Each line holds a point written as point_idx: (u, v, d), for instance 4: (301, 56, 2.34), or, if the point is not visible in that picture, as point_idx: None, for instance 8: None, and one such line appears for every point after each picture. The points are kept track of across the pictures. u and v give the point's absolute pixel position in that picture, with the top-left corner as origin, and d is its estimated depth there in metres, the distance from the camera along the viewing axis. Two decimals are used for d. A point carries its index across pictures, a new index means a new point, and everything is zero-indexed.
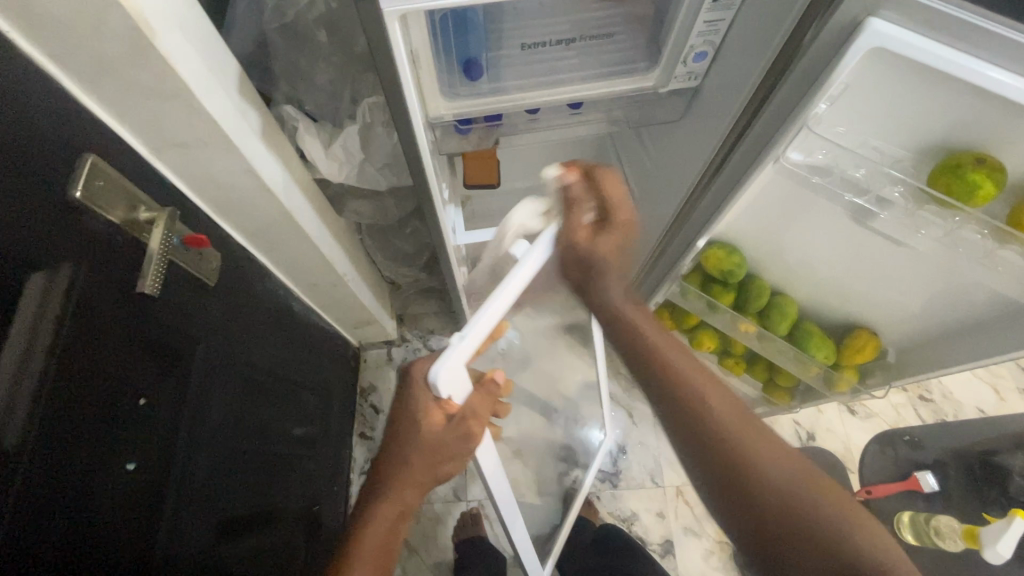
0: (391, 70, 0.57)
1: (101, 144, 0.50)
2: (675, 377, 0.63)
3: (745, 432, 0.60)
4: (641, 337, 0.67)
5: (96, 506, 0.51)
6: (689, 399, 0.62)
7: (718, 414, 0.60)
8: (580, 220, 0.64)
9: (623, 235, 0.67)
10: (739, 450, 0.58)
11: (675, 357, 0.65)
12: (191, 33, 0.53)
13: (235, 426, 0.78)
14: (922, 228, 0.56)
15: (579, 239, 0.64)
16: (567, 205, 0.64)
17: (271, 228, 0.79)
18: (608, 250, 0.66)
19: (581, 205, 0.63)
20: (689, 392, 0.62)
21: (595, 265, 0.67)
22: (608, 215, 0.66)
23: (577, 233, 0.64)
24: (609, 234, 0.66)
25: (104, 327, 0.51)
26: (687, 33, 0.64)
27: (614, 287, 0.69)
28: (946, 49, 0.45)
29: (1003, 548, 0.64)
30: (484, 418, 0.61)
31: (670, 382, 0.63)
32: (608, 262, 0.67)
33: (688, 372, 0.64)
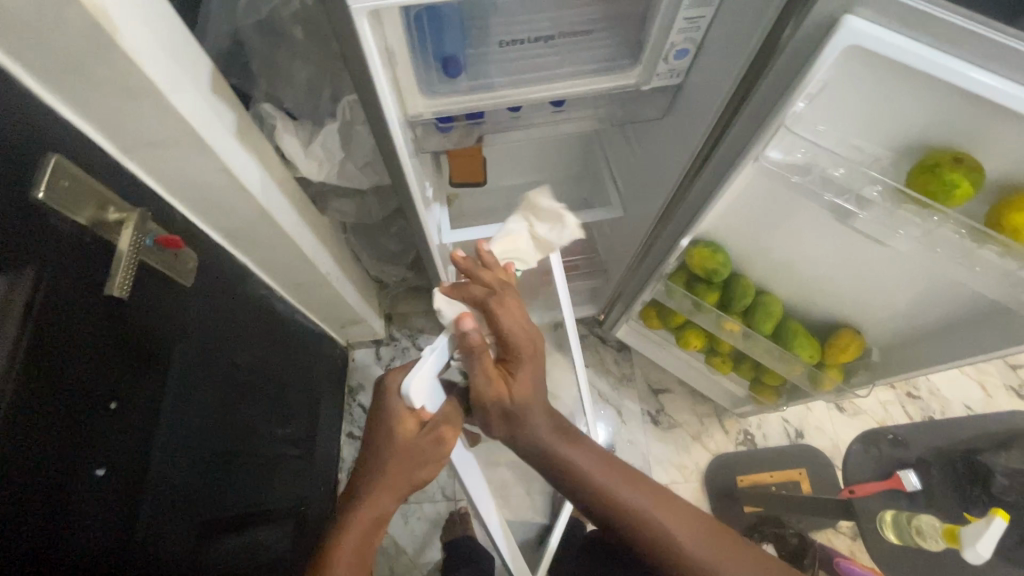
0: (365, 68, 0.56)
1: (67, 144, 0.49)
2: (616, 507, 0.62)
3: (701, 546, 0.60)
4: (571, 468, 0.65)
5: (67, 516, 0.50)
6: (638, 527, 0.61)
7: (673, 533, 0.61)
8: (490, 371, 0.60)
9: (534, 364, 0.65)
10: (702, 570, 0.59)
11: (610, 486, 0.64)
12: (157, 30, 0.52)
13: (215, 428, 0.77)
14: (901, 227, 0.56)
15: (494, 391, 0.61)
16: (469, 354, 0.59)
17: (250, 228, 0.78)
18: (525, 391, 0.64)
19: (484, 354, 0.59)
20: (635, 522, 0.62)
21: (520, 411, 0.64)
22: (514, 352, 0.63)
23: (483, 382, 0.60)
24: (522, 367, 0.64)
25: (71, 331, 0.50)
26: (667, 30, 0.64)
27: (543, 423, 0.65)
28: (923, 47, 0.44)
29: (982, 548, 0.63)
30: (456, 425, 0.65)
31: (615, 519, 0.62)
32: (532, 398, 0.65)
33: (627, 499, 0.63)
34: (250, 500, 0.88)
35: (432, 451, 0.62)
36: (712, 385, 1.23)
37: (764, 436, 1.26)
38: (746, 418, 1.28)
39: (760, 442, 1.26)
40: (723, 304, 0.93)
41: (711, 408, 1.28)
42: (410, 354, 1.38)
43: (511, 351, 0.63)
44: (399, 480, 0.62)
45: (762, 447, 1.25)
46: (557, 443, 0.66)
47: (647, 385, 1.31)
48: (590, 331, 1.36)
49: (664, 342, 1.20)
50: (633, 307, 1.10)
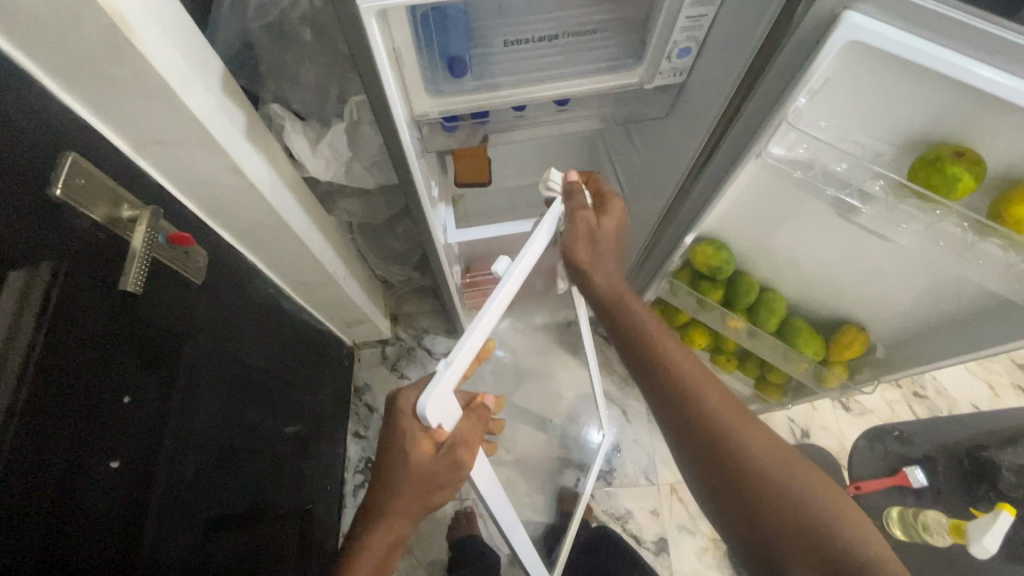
0: (372, 68, 0.57)
1: (82, 142, 0.50)
2: (665, 364, 0.65)
3: (740, 427, 0.60)
4: (630, 324, 0.70)
5: (82, 506, 0.51)
6: (679, 385, 0.63)
7: (709, 397, 0.62)
8: (584, 205, 0.69)
9: (620, 224, 0.73)
10: (723, 433, 0.59)
11: (662, 349, 0.67)
12: (170, 31, 0.53)
13: (224, 425, 0.78)
14: (903, 222, 0.56)
15: (585, 215, 0.69)
16: (569, 196, 0.70)
17: (259, 227, 0.79)
18: (612, 232, 0.72)
19: (581, 194, 0.70)
20: (679, 379, 0.64)
21: (603, 240, 0.71)
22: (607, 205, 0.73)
23: (576, 216, 0.70)
24: (611, 214, 0.72)
25: (86, 325, 0.51)
26: (670, 29, 0.65)
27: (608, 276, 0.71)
28: (924, 42, 0.44)
29: (989, 542, 0.64)
30: (473, 444, 0.60)
31: (659, 371, 0.65)
32: (609, 245, 0.72)
33: (679, 359, 0.66)
34: (258, 497, 0.89)
35: (450, 473, 0.59)
36: (718, 384, 1.23)
37: None
38: (751, 418, 1.28)
39: None
40: (727, 302, 0.93)
41: None
42: (415, 354, 1.39)
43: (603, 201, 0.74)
44: (415, 503, 0.63)
45: None
46: (627, 296, 0.72)
47: None
48: (595, 331, 1.36)
49: None
50: (637, 306, 1.11)
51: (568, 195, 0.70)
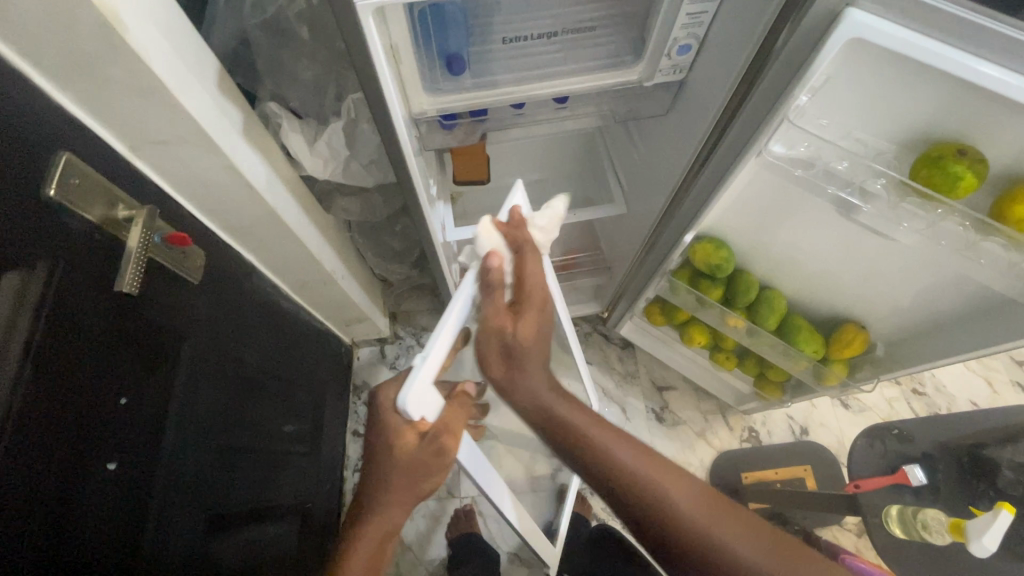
0: (369, 66, 0.56)
1: (78, 143, 0.50)
2: (622, 474, 0.60)
3: (703, 514, 0.58)
4: (570, 434, 0.62)
5: (80, 509, 0.51)
6: (643, 491, 0.59)
7: (673, 501, 0.58)
8: (499, 302, 0.58)
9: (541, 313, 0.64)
10: (700, 537, 0.56)
11: (610, 458, 0.60)
12: (166, 29, 0.53)
13: (223, 425, 0.78)
14: (904, 220, 0.56)
15: (501, 321, 0.59)
16: (486, 288, 0.58)
17: (257, 227, 0.79)
18: (529, 334, 0.61)
19: (500, 289, 0.58)
20: (640, 485, 0.59)
21: (524, 350, 0.61)
22: (525, 296, 0.63)
23: (496, 319, 0.59)
24: (527, 312, 0.62)
25: (82, 326, 0.50)
26: (670, 26, 0.64)
27: (540, 383, 0.62)
28: (927, 39, 0.44)
29: (989, 542, 0.63)
30: (457, 429, 0.60)
31: (617, 485, 0.60)
32: (531, 350, 0.62)
33: (632, 462, 0.60)
34: (258, 497, 0.89)
35: (437, 461, 0.59)
36: (718, 382, 1.23)
37: (769, 432, 1.26)
38: (750, 415, 1.28)
39: (764, 439, 1.26)
40: (727, 300, 0.93)
41: (715, 405, 1.28)
42: (414, 352, 1.38)
43: (523, 291, 0.63)
44: (406, 494, 0.62)
45: (767, 444, 1.25)
46: (552, 394, 0.63)
47: (651, 383, 1.31)
48: (594, 328, 1.36)
49: (668, 339, 1.21)
50: (636, 304, 1.11)
51: (483, 282, 0.57)
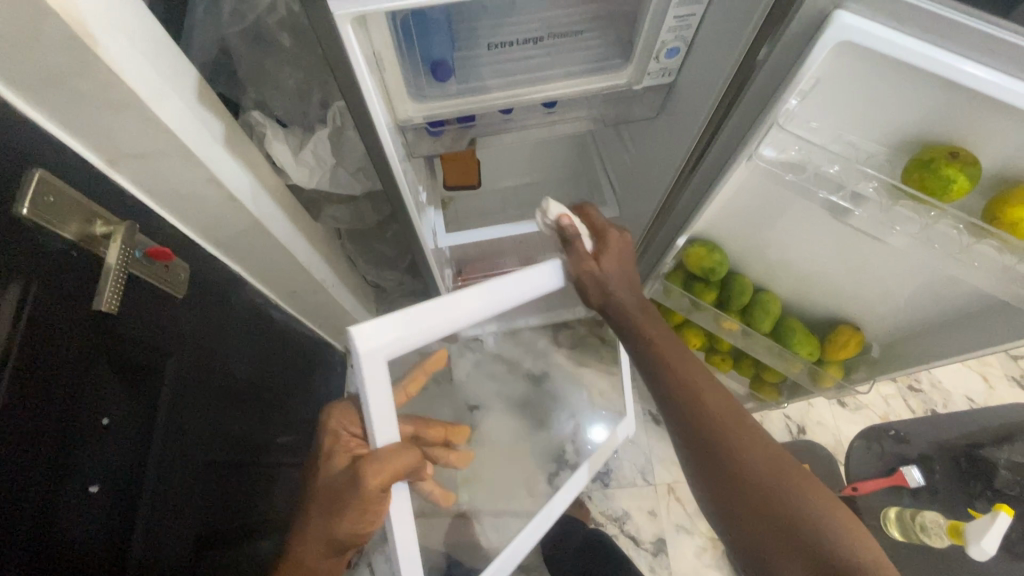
0: (350, 74, 0.55)
1: (48, 158, 0.48)
2: (683, 379, 0.67)
3: (730, 419, 0.64)
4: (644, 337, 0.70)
5: (60, 534, 0.49)
6: (694, 399, 0.66)
7: (719, 410, 0.65)
8: (583, 252, 0.69)
9: (619, 249, 0.72)
10: (733, 446, 0.62)
11: (679, 365, 0.69)
12: (140, 40, 0.52)
13: (211, 440, 0.77)
14: (897, 224, 0.55)
15: (588, 267, 0.69)
16: (567, 242, 0.70)
17: (241, 237, 0.77)
18: (615, 270, 0.71)
19: (578, 238, 0.70)
20: (694, 392, 0.66)
21: (603, 288, 0.70)
22: (603, 239, 0.72)
23: (581, 262, 0.69)
24: (607, 249, 0.71)
25: (58, 346, 0.49)
26: (657, 30, 0.63)
27: (628, 296, 0.71)
28: (917, 42, 0.43)
29: (987, 544, 0.63)
30: (390, 465, 0.58)
31: (673, 390, 0.67)
32: (618, 278, 0.71)
33: (696, 376, 0.67)
34: (246, 514, 0.87)
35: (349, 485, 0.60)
36: None
37: (766, 432, 1.26)
38: (747, 415, 1.27)
39: None
40: (721, 303, 0.92)
41: None
42: None
43: (600, 237, 0.72)
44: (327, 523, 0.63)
45: None
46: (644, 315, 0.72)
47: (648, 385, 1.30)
48: None
49: None
50: None
51: (564, 239, 0.70)
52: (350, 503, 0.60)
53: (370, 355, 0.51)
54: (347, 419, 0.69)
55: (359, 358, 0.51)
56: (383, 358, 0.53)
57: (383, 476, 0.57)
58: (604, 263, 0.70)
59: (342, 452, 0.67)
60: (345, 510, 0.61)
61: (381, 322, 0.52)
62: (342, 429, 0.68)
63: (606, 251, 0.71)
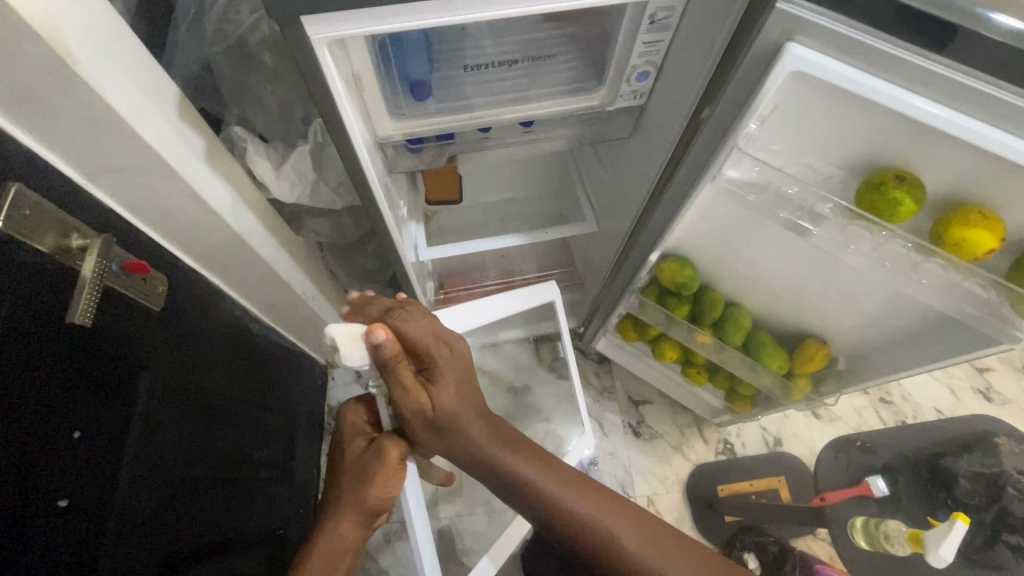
0: (328, 94, 0.57)
1: (25, 174, 0.49)
2: (571, 523, 0.63)
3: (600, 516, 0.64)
4: (491, 464, 0.65)
5: (28, 550, 0.49)
6: (590, 537, 0.63)
7: (629, 543, 0.63)
8: (409, 384, 0.60)
9: (453, 367, 0.64)
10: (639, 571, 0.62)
11: (527, 481, 0.65)
12: (120, 59, 0.53)
13: (186, 454, 0.76)
14: (852, 242, 0.58)
15: (418, 405, 0.61)
16: (386, 367, 0.58)
17: (221, 251, 0.78)
18: (449, 400, 0.63)
19: (399, 364, 0.58)
20: (588, 532, 0.63)
21: (450, 422, 0.63)
22: (427, 363, 0.62)
23: (408, 396, 0.60)
24: (440, 374, 0.63)
25: (32, 358, 0.49)
26: (628, 55, 0.67)
27: (473, 425, 0.65)
28: (861, 74, 0.46)
29: (945, 552, 0.65)
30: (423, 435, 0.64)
31: (573, 535, 0.64)
32: (458, 406, 0.64)
33: (581, 514, 0.64)
34: (222, 528, 0.86)
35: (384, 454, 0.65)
36: (691, 395, 1.25)
37: (743, 444, 1.28)
38: (724, 428, 1.29)
39: (739, 451, 1.27)
40: (695, 317, 0.95)
41: (690, 419, 1.29)
42: None
43: (425, 358, 0.62)
44: (357, 497, 0.65)
45: (742, 457, 1.26)
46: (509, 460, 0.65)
47: (628, 399, 1.32)
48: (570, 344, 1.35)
49: (642, 354, 1.22)
50: (609, 321, 1.12)
51: (380, 363, 0.58)
52: (386, 469, 0.64)
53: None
54: (355, 408, 0.74)
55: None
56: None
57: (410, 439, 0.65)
58: (434, 395, 0.62)
59: (358, 435, 0.71)
60: (376, 476, 0.65)
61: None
62: (353, 418, 0.73)
63: (438, 376, 0.63)
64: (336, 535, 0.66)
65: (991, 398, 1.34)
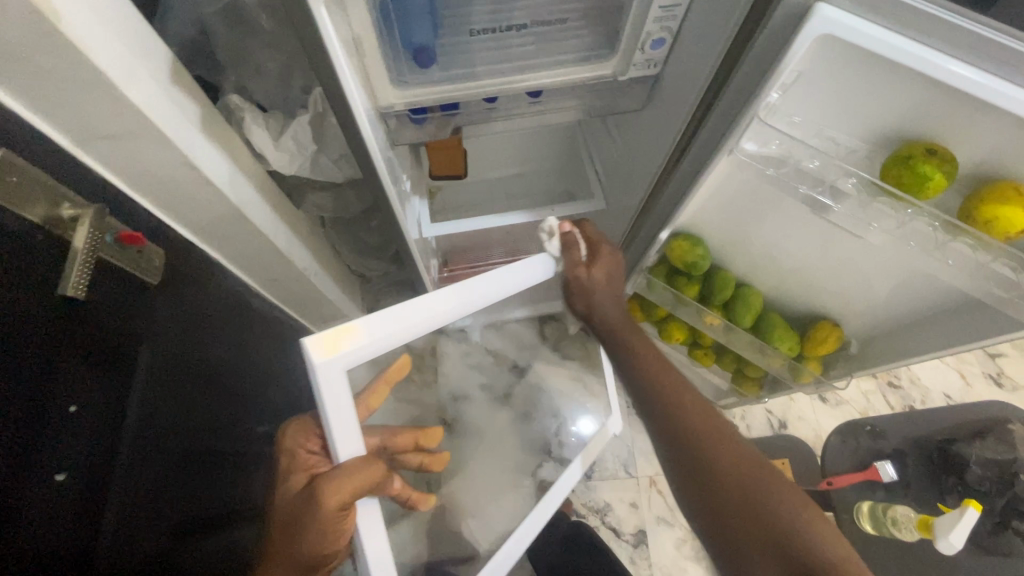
0: (326, 55, 0.53)
1: (13, 138, 0.47)
2: (677, 411, 0.72)
3: (702, 413, 0.72)
4: (621, 338, 0.81)
5: (27, 523, 0.49)
6: (691, 431, 0.70)
7: (721, 449, 0.68)
8: (576, 262, 0.77)
9: (612, 263, 0.81)
10: (699, 439, 0.69)
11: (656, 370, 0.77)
12: (107, 16, 0.50)
13: (188, 428, 0.76)
14: (875, 221, 0.55)
15: (576, 273, 0.78)
16: (567, 247, 0.77)
17: (221, 224, 0.76)
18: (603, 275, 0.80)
19: (575, 247, 0.77)
20: (691, 425, 0.70)
21: (589, 295, 0.81)
22: (596, 250, 0.80)
23: (572, 268, 0.78)
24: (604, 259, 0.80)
25: (24, 327, 0.48)
26: (642, 22, 0.63)
27: (611, 306, 0.82)
28: (895, 35, 0.43)
29: (955, 539, 0.63)
30: (343, 486, 0.54)
31: (680, 425, 0.71)
32: (601, 289, 0.81)
33: (691, 408, 0.72)
34: (224, 503, 0.86)
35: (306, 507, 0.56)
36: (696, 376, 1.23)
37: (748, 426, 1.27)
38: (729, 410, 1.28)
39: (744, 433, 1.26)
40: (703, 298, 0.92)
41: None
42: None
43: (594, 248, 0.80)
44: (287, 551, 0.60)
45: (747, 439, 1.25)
46: (624, 332, 0.82)
47: None
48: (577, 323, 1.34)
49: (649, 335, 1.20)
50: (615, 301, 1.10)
51: (565, 245, 0.77)
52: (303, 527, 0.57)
53: (326, 367, 0.49)
54: (302, 438, 0.69)
55: (315, 373, 0.49)
56: (343, 368, 0.51)
57: (342, 489, 0.54)
58: (590, 270, 0.79)
59: (300, 471, 0.67)
60: (299, 533, 0.59)
61: (336, 332, 0.50)
62: (299, 448, 0.69)
63: (596, 260, 0.80)
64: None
65: (1002, 384, 1.32)
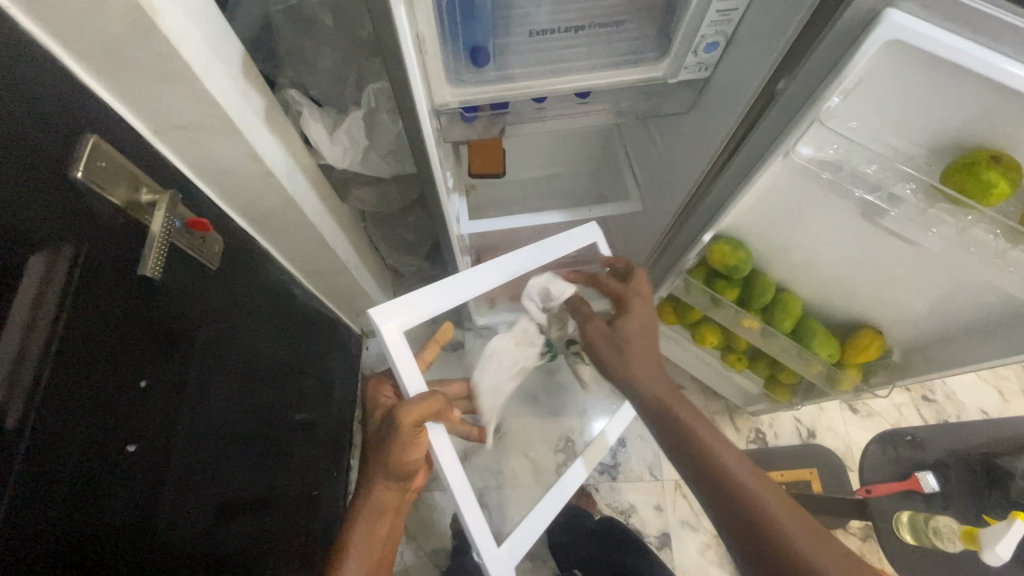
0: (395, 52, 0.55)
1: (103, 125, 0.49)
2: (694, 441, 0.68)
3: (718, 442, 0.67)
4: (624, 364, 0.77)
5: (100, 492, 0.52)
6: (711, 462, 0.66)
7: (747, 481, 0.63)
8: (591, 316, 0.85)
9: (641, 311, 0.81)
10: (723, 470, 0.65)
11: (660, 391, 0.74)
12: (194, 12, 0.52)
13: (235, 408, 0.79)
14: (933, 226, 0.56)
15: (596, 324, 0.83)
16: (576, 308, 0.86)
17: (274, 214, 0.79)
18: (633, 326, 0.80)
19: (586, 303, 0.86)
20: (709, 456, 0.66)
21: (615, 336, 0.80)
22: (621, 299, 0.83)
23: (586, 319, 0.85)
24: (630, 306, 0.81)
25: (108, 304, 0.51)
26: (697, 25, 0.63)
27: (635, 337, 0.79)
28: (962, 42, 0.43)
29: (1003, 551, 0.63)
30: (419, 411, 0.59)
31: (698, 455, 0.67)
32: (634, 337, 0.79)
33: (708, 439, 0.68)
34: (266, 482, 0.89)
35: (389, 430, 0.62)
36: (724, 381, 1.22)
37: (775, 434, 1.26)
38: (757, 417, 1.27)
39: (771, 440, 1.25)
40: (742, 301, 0.92)
41: (723, 405, 1.28)
42: None
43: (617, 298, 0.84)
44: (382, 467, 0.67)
45: (774, 446, 1.24)
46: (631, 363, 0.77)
47: None
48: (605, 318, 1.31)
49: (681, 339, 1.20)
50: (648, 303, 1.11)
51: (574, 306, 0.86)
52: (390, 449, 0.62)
53: (391, 329, 0.59)
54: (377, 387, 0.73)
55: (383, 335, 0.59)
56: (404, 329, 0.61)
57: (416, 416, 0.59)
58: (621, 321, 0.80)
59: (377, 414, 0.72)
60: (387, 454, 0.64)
61: (392, 303, 0.60)
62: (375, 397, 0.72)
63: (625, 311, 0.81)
64: (379, 498, 0.69)
65: None
